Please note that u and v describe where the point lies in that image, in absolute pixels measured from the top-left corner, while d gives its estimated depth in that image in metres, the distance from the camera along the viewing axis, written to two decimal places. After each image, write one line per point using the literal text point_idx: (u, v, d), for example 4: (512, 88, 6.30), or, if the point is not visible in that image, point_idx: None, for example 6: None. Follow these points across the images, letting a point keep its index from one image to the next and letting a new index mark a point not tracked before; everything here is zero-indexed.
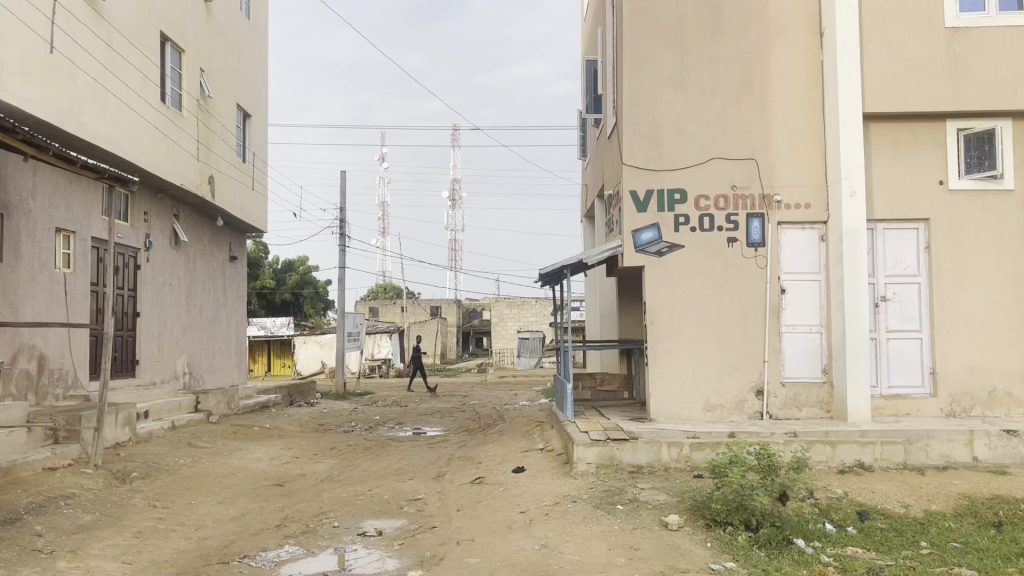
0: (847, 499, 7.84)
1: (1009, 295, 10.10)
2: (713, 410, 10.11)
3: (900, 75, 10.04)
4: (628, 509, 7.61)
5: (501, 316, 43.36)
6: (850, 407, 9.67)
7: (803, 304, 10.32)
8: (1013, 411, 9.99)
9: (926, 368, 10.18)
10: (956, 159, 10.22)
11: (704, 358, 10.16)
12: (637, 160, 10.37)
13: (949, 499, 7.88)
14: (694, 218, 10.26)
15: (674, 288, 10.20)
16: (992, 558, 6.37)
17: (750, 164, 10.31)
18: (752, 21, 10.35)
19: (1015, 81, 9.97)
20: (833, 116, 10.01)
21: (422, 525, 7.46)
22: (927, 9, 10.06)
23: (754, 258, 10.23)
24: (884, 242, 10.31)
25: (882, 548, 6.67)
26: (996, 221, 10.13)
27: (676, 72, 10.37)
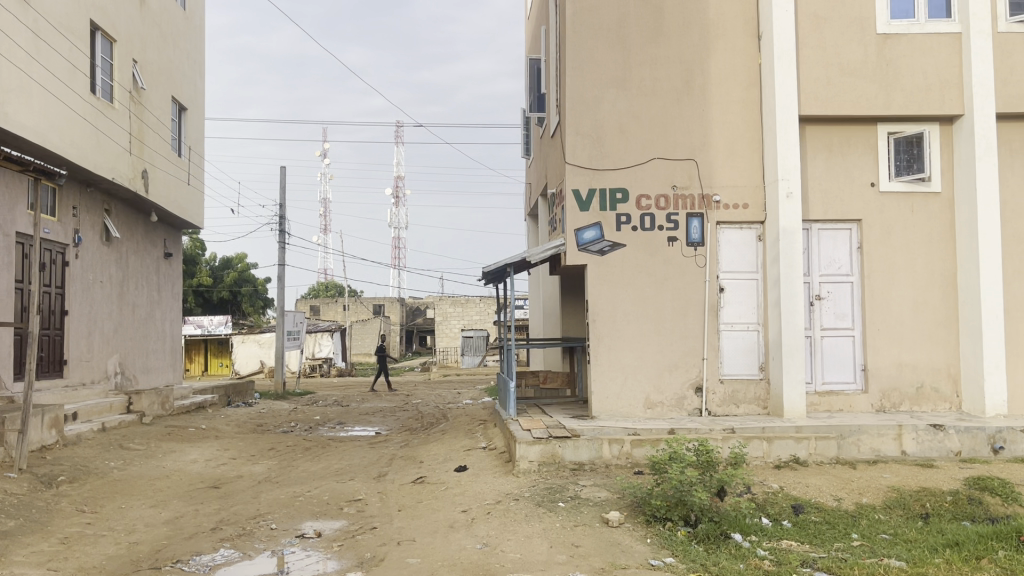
0: (782, 493, 8.01)
1: (936, 294, 10.45)
2: (654, 407, 10.23)
3: (834, 79, 10.29)
4: (569, 506, 7.64)
5: (445, 315, 43.15)
6: (786, 403, 9.88)
7: (741, 303, 10.51)
8: (939, 406, 10.34)
9: (858, 365, 10.47)
10: (886, 163, 10.52)
11: (645, 356, 10.27)
12: (579, 160, 10.42)
13: (879, 492, 8.11)
14: (635, 217, 10.37)
15: (616, 287, 10.28)
16: (919, 548, 6.58)
17: (690, 164, 10.45)
18: (692, 24, 10.49)
19: (942, 87, 10.30)
20: (771, 119, 10.21)
21: (362, 526, 7.37)
22: (860, 16, 10.33)
23: (694, 257, 10.38)
24: (819, 242, 10.57)
25: (816, 541, 6.84)
26: (924, 222, 10.47)
27: (619, 73, 10.45)
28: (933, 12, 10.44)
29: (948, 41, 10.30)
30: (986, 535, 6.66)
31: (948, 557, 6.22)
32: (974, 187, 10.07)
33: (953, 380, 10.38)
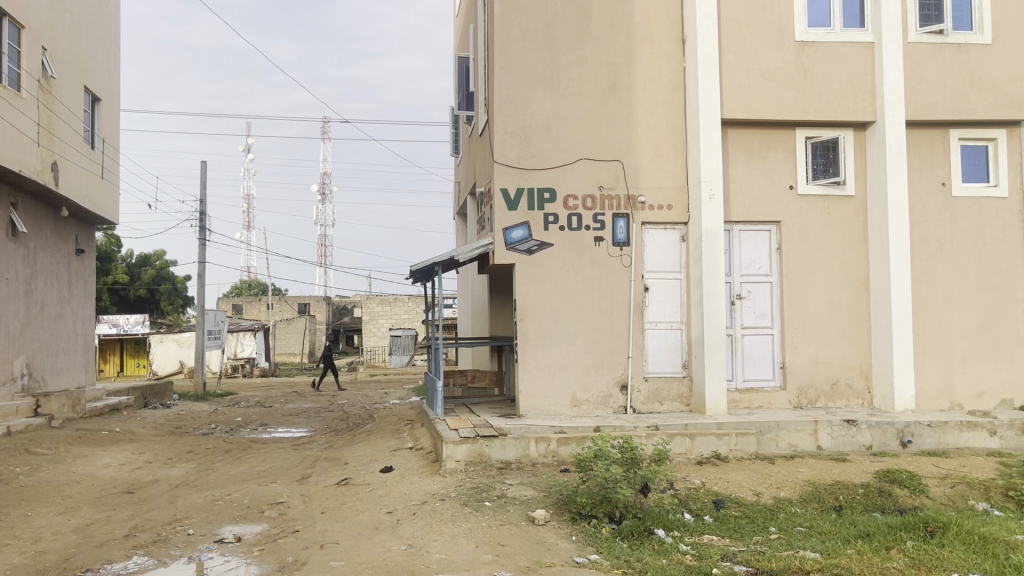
0: (704, 489, 8.17)
1: (850, 294, 10.83)
2: (580, 405, 10.32)
3: (754, 84, 10.55)
4: (495, 506, 7.63)
5: (373, 314, 42.66)
6: (708, 400, 10.09)
7: (665, 302, 10.69)
8: (853, 402, 10.73)
9: (777, 362, 10.77)
10: (804, 166, 10.86)
11: (572, 354, 10.35)
12: (507, 159, 10.42)
13: (795, 486, 8.35)
14: (563, 217, 10.43)
15: (543, 286, 10.33)
16: (833, 540, 6.81)
17: (617, 165, 10.57)
18: (619, 26, 10.61)
19: (856, 94, 10.66)
20: (694, 122, 10.41)
21: (284, 529, 7.21)
22: (779, 23, 10.61)
23: (620, 257, 10.50)
24: (740, 243, 10.83)
25: (736, 535, 7.01)
26: (839, 225, 10.84)
27: (547, 73, 10.49)
28: (848, 22, 10.79)
29: (862, 50, 10.67)
30: (895, 526, 6.93)
31: (860, 548, 6.44)
32: (885, 191, 10.47)
33: (866, 377, 10.78)
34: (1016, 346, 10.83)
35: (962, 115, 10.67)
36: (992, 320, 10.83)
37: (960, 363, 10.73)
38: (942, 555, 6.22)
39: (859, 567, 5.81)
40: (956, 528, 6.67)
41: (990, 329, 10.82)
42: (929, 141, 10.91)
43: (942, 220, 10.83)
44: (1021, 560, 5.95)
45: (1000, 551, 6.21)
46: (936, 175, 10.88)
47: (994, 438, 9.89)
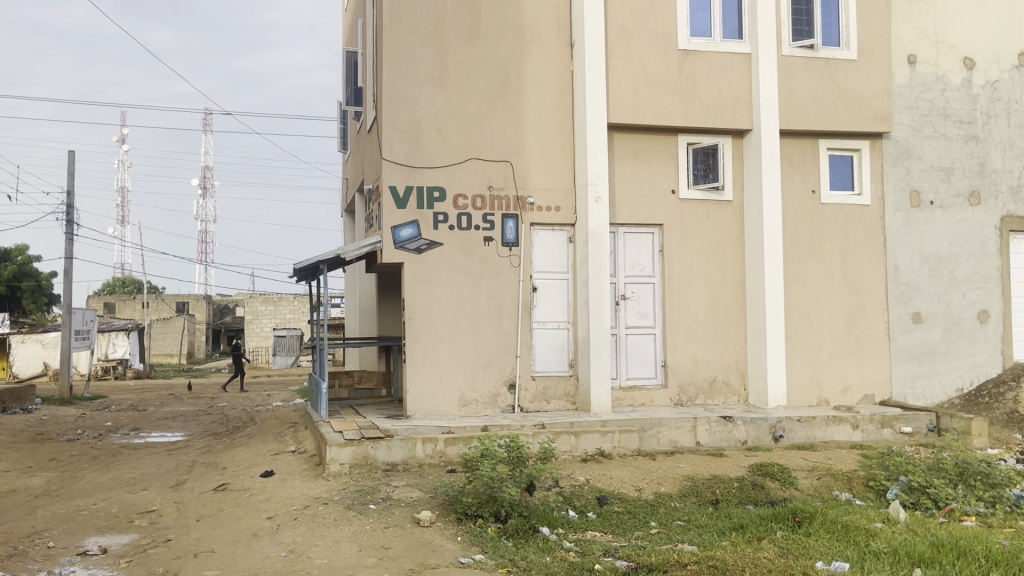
0: (588, 486, 8.30)
1: (728, 295, 11.27)
2: (468, 405, 10.30)
3: (639, 90, 10.81)
4: (380, 508, 7.51)
5: (256, 313, 41.34)
6: (593, 398, 10.29)
7: (553, 302, 10.81)
8: (730, 398, 11.16)
9: (659, 361, 11.09)
10: (685, 171, 11.22)
11: (460, 354, 10.33)
12: (396, 156, 10.27)
13: (675, 481, 8.60)
14: (452, 216, 10.39)
15: (431, 286, 10.26)
16: (709, 533, 7.05)
17: (506, 166, 10.61)
18: (508, 27, 10.66)
19: (734, 103, 11.09)
20: (581, 125, 10.58)
21: (155, 539, 6.86)
22: (663, 31, 10.91)
23: (508, 257, 10.55)
24: (624, 245, 11.08)
25: (617, 531, 7.15)
26: (718, 228, 11.26)
27: (436, 71, 10.42)
28: (727, 33, 11.20)
29: (739, 60, 11.11)
30: (767, 517, 7.24)
31: (734, 540, 6.70)
32: (760, 197, 10.94)
33: (742, 375, 11.25)
34: (877, 345, 11.54)
35: (830, 127, 11.27)
36: (856, 320, 11.49)
37: (827, 361, 11.34)
38: (809, 544, 6.54)
39: (733, 558, 6.04)
40: (821, 518, 7.03)
41: (854, 328, 11.48)
42: (800, 150, 11.47)
43: (811, 225, 11.41)
44: (879, 546, 6.33)
45: (861, 538, 6.59)
46: (806, 182, 11.45)
47: (857, 432, 10.51)
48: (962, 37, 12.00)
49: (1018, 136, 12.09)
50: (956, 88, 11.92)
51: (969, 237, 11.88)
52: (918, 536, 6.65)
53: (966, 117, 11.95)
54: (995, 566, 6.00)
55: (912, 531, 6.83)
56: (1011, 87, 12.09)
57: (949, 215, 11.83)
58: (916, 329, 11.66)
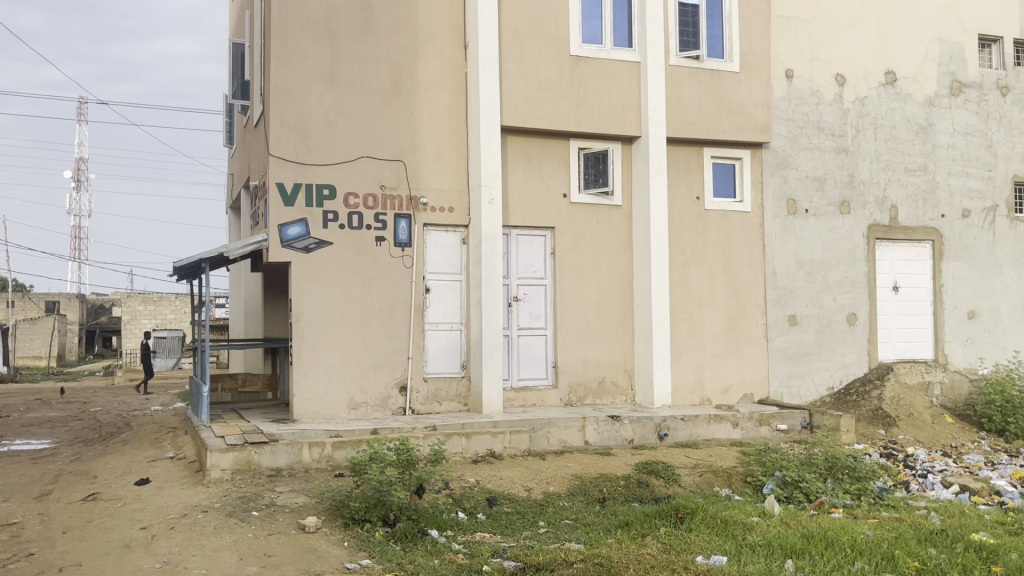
0: (478, 487, 8.29)
1: (616, 297, 11.51)
2: (357, 408, 10.14)
3: (532, 93, 10.89)
4: (263, 515, 7.27)
5: (134, 313, 39.32)
6: (484, 399, 10.31)
7: (445, 303, 10.76)
8: (617, 398, 11.41)
9: (550, 362, 11.21)
10: (577, 175, 11.39)
11: (350, 356, 10.15)
12: (284, 152, 10.00)
13: (564, 480, 8.71)
14: (343, 215, 10.20)
15: (321, 286, 10.04)
16: (595, 531, 7.17)
17: (398, 165, 10.49)
18: (402, 26, 10.55)
19: (624, 110, 11.34)
20: (475, 127, 10.59)
21: (15, 554, 6.41)
22: (556, 36, 11.04)
23: (401, 257, 10.44)
24: (517, 247, 11.15)
25: (506, 531, 7.19)
26: (608, 232, 11.49)
27: (326, 67, 10.20)
28: (618, 41, 11.44)
29: (629, 68, 11.37)
30: (651, 514, 7.44)
31: (619, 537, 6.85)
32: (648, 202, 11.24)
33: (629, 375, 11.52)
34: (756, 346, 12.05)
35: (714, 135, 11.69)
36: (737, 322, 11.96)
37: (709, 362, 11.76)
38: (690, 539, 6.75)
39: (618, 555, 6.15)
40: (702, 513, 7.26)
41: (735, 330, 11.94)
42: (686, 158, 11.84)
43: (696, 230, 11.81)
44: (755, 539, 6.61)
45: (738, 532, 6.86)
46: (692, 188, 11.84)
47: (736, 430, 10.93)
48: (836, 55, 12.66)
49: (885, 149, 12.85)
50: (829, 103, 12.57)
51: (840, 244, 12.56)
52: (791, 528, 6.97)
53: (838, 130, 12.62)
54: (859, 554, 6.36)
55: (785, 524, 7.14)
56: (879, 103, 12.84)
57: (822, 223, 12.47)
58: (791, 331, 12.24)
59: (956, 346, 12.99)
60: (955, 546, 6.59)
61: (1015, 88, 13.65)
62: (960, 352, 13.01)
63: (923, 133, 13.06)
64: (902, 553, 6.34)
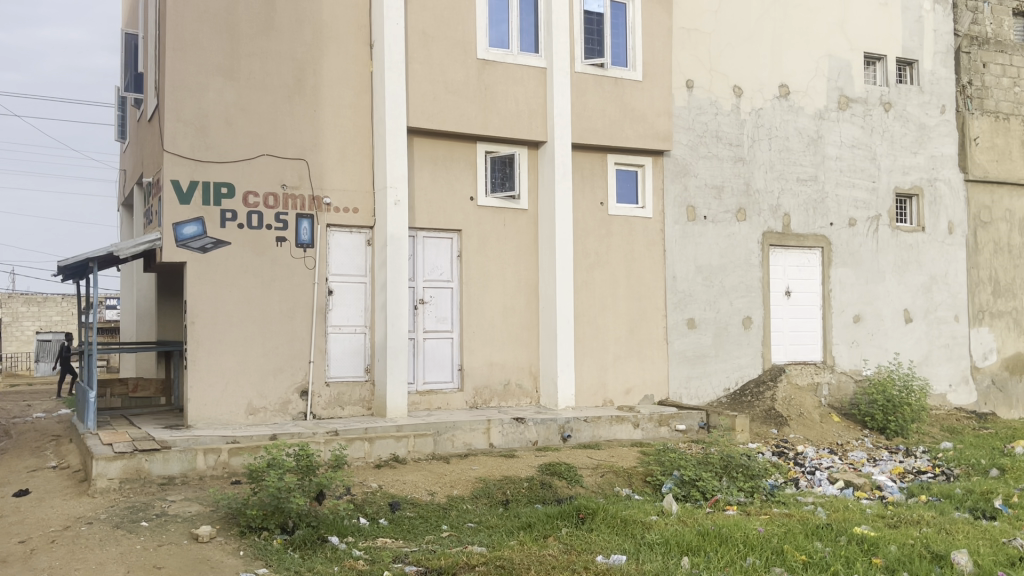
0: (380, 492, 8.17)
1: (522, 300, 11.59)
2: (256, 413, 9.87)
3: (439, 95, 10.81)
4: (153, 526, 6.98)
5: (15, 316, 36.84)
6: (388, 404, 10.19)
7: (348, 305, 10.58)
8: (522, 400, 11.50)
9: (456, 365, 11.19)
10: (483, 179, 11.40)
11: (248, 360, 9.87)
12: (179, 148, 9.64)
13: (468, 483, 8.70)
14: (242, 214, 9.92)
15: (218, 287, 9.73)
16: (498, 533, 7.20)
17: (301, 164, 10.27)
18: (305, 23, 10.33)
19: (530, 115, 11.41)
20: (380, 127, 10.46)
21: None
22: (463, 39, 10.99)
23: (303, 259, 10.23)
24: (423, 249, 11.07)
25: (409, 536, 7.14)
26: (514, 235, 11.56)
27: (225, 61, 9.89)
28: (524, 46, 11.50)
29: (535, 74, 11.45)
30: (553, 515, 7.52)
31: (521, 539, 6.89)
32: (553, 206, 11.37)
33: (534, 378, 11.62)
34: (656, 348, 12.35)
35: (617, 142, 11.92)
36: (638, 325, 12.22)
37: (612, 364, 11.99)
38: (590, 539, 6.86)
39: (519, 556, 6.20)
40: (603, 513, 7.39)
41: (637, 333, 12.20)
42: (590, 164, 12.02)
43: (600, 235, 12.02)
44: (653, 538, 6.77)
45: (638, 531, 7.01)
46: (595, 194, 12.03)
47: (637, 430, 11.17)
48: (733, 67, 13.10)
49: (778, 159, 13.38)
50: (727, 114, 13.00)
51: (736, 250, 13.00)
52: (688, 526, 7.17)
53: (735, 140, 13.07)
54: (750, 550, 6.59)
55: (682, 522, 7.34)
56: (772, 115, 13.37)
57: (720, 229, 12.89)
58: (689, 334, 12.60)
59: (843, 348, 13.64)
60: (839, 540, 6.92)
61: (897, 104, 14.42)
62: (846, 354, 13.67)
63: (813, 145, 13.67)
64: (791, 547, 6.60)
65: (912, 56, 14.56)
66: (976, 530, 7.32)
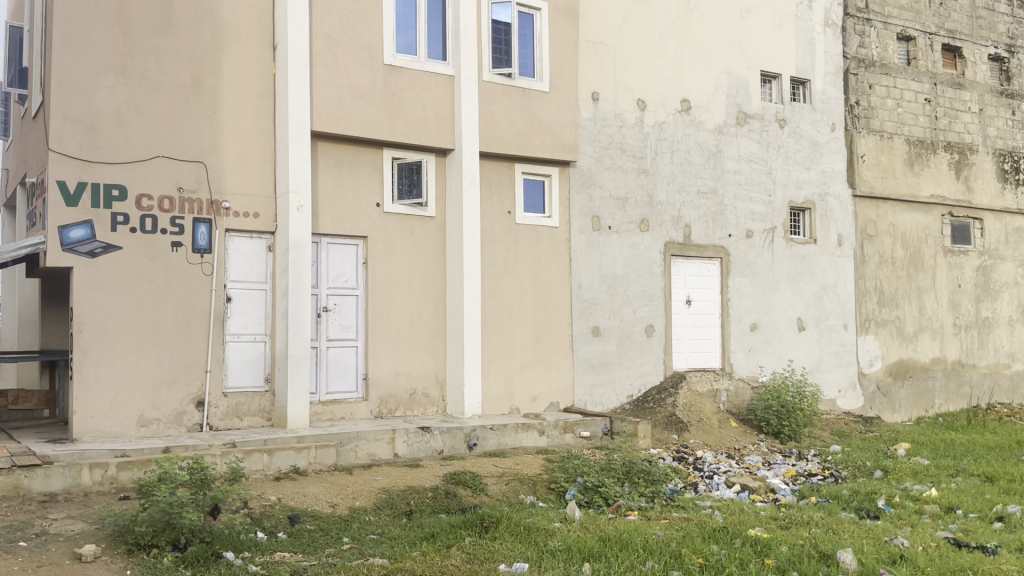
0: (279, 505, 7.95)
1: (428, 308, 11.52)
2: (147, 425, 9.49)
3: (345, 100, 10.63)
4: (32, 546, 6.59)
5: None
6: (289, 414, 9.94)
7: (248, 313, 10.27)
8: (428, 409, 11.42)
9: (360, 374, 11.02)
10: (389, 185, 11.28)
11: (140, 369, 9.48)
12: (66, 148, 9.20)
13: (370, 494, 8.55)
14: (135, 218, 9.54)
15: (108, 293, 9.32)
16: (400, 544, 7.10)
17: (198, 167, 9.94)
18: (205, 22, 10.01)
19: (438, 122, 11.36)
20: (282, 131, 10.22)
21: None
22: (369, 44, 10.84)
23: (200, 265, 9.88)
24: (327, 255, 10.87)
25: (308, 549, 6.97)
26: (421, 242, 11.49)
27: (117, 58, 9.49)
28: (431, 53, 11.44)
29: (443, 81, 11.41)
30: (456, 524, 7.47)
31: (424, 549, 6.82)
32: (460, 214, 11.35)
33: (440, 386, 11.56)
34: (562, 356, 12.48)
35: (524, 152, 12.01)
36: (544, 333, 12.33)
37: (518, 372, 12.05)
38: (493, 548, 6.85)
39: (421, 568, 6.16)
40: (506, 521, 7.41)
41: (543, 341, 12.30)
42: (498, 173, 12.07)
43: (507, 244, 12.07)
44: (555, 545, 6.82)
45: (540, 538, 7.05)
46: (503, 202, 12.08)
47: (542, 437, 11.24)
48: (637, 81, 13.40)
49: (679, 172, 13.75)
50: (630, 126, 13.28)
51: (640, 260, 13.27)
52: (590, 532, 7.26)
53: (639, 152, 13.36)
54: (649, 554, 6.72)
55: (584, 528, 7.42)
56: (674, 129, 13.73)
57: (624, 239, 13.13)
58: (594, 342, 12.78)
59: (740, 356, 14.11)
60: (734, 542, 7.11)
61: (791, 121, 15.05)
62: (744, 361, 14.14)
63: (713, 158, 14.10)
64: (688, 550, 6.75)
65: (804, 75, 15.24)
66: (860, 529, 7.68)
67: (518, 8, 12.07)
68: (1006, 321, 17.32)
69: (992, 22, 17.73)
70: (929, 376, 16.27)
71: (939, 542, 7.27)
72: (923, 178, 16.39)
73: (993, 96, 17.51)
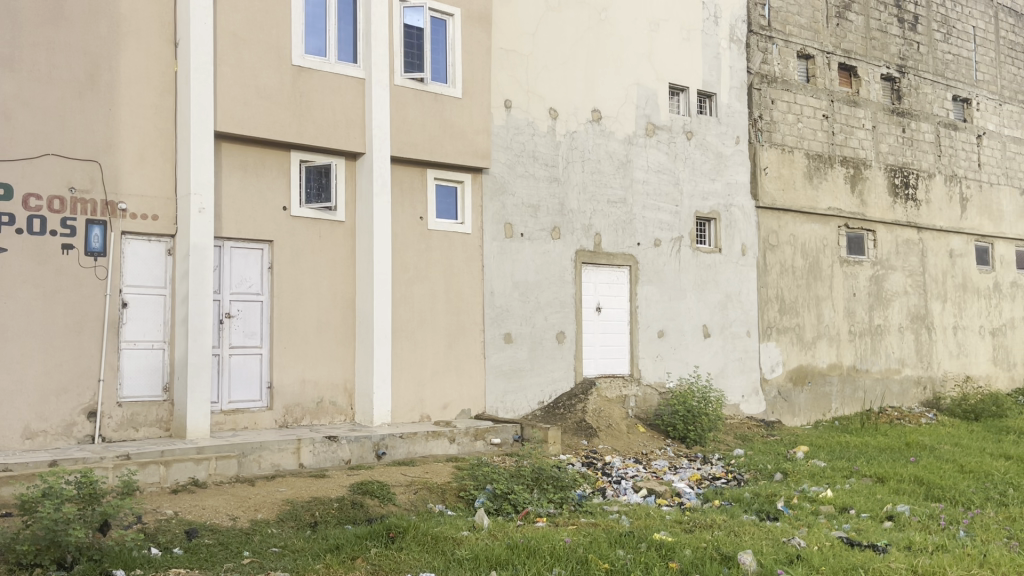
0: (176, 519, 7.62)
1: (337, 314, 11.30)
2: (34, 437, 8.99)
3: (250, 100, 10.33)
4: None
5: None
6: (188, 424, 9.58)
7: (145, 319, 9.84)
8: (335, 418, 11.19)
9: (264, 382, 10.71)
10: (297, 188, 11.03)
11: (26, 379, 8.98)
12: None
13: (273, 506, 8.29)
14: (21, 219, 9.06)
15: None
16: (304, 557, 6.90)
17: (92, 166, 9.49)
18: (101, 15, 9.57)
19: (348, 126, 11.17)
20: (184, 131, 9.86)
21: None
22: (277, 44, 10.57)
23: (93, 269, 9.44)
24: (230, 260, 10.55)
25: (206, 564, 6.70)
26: (329, 247, 11.27)
27: (3, 50, 8.99)
28: (341, 55, 11.25)
29: (353, 85, 11.24)
30: (362, 535, 7.32)
31: (328, 562, 6.65)
32: (370, 220, 11.18)
33: (348, 394, 11.35)
34: (473, 363, 12.44)
35: (436, 158, 11.93)
36: (455, 340, 12.27)
37: (429, 379, 11.94)
38: (400, 558, 6.74)
39: None
40: (414, 531, 7.31)
41: (454, 347, 12.23)
42: (410, 178, 11.97)
43: (418, 250, 11.97)
44: (462, 554, 6.77)
45: (447, 548, 6.97)
46: (414, 208, 11.98)
47: (453, 445, 11.17)
48: (549, 89, 13.51)
49: (590, 181, 13.91)
50: (543, 135, 13.38)
51: (551, 267, 13.36)
52: (497, 540, 7.23)
53: (550, 161, 13.46)
54: (556, 561, 6.73)
55: (492, 536, 7.39)
56: (585, 138, 13.90)
57: (536, 246, 13.20)
58: (506, 348, 12.79)
59: (648, 362, 14.38)
60: (640, 546, 7.19)
61: (698, 133, 15.45)
62: (652, 367, 14.41)
63: (623, 168, 14.33)
64: (594, 556, 6.79)
65: (710, 89, 15.68)
66: (760, 530, 7.89)
67: (430, 13, 11.99)
68: (896, 329, 18.19)
69: (884, 44, 18.66)
70: (826, 381, 16.93)
71: (833, 541, 7.54)
72: (821, 191, 17.09)
73: (885, 114, 18.42)
